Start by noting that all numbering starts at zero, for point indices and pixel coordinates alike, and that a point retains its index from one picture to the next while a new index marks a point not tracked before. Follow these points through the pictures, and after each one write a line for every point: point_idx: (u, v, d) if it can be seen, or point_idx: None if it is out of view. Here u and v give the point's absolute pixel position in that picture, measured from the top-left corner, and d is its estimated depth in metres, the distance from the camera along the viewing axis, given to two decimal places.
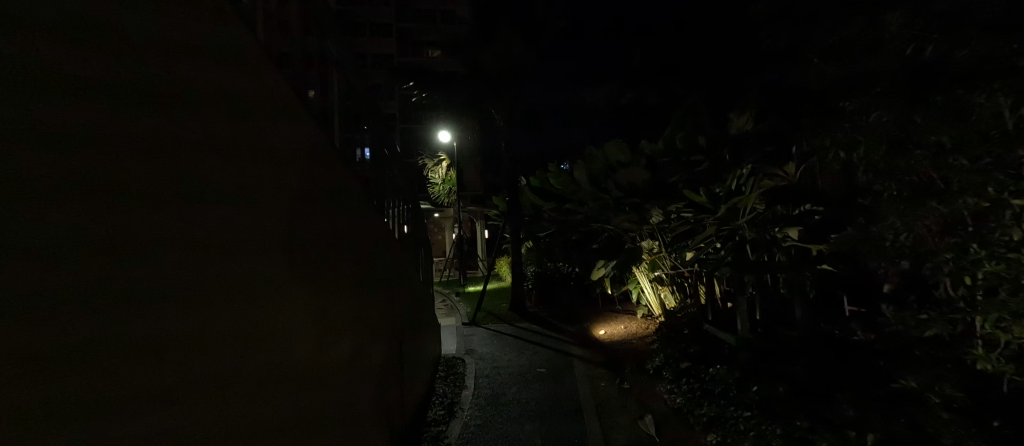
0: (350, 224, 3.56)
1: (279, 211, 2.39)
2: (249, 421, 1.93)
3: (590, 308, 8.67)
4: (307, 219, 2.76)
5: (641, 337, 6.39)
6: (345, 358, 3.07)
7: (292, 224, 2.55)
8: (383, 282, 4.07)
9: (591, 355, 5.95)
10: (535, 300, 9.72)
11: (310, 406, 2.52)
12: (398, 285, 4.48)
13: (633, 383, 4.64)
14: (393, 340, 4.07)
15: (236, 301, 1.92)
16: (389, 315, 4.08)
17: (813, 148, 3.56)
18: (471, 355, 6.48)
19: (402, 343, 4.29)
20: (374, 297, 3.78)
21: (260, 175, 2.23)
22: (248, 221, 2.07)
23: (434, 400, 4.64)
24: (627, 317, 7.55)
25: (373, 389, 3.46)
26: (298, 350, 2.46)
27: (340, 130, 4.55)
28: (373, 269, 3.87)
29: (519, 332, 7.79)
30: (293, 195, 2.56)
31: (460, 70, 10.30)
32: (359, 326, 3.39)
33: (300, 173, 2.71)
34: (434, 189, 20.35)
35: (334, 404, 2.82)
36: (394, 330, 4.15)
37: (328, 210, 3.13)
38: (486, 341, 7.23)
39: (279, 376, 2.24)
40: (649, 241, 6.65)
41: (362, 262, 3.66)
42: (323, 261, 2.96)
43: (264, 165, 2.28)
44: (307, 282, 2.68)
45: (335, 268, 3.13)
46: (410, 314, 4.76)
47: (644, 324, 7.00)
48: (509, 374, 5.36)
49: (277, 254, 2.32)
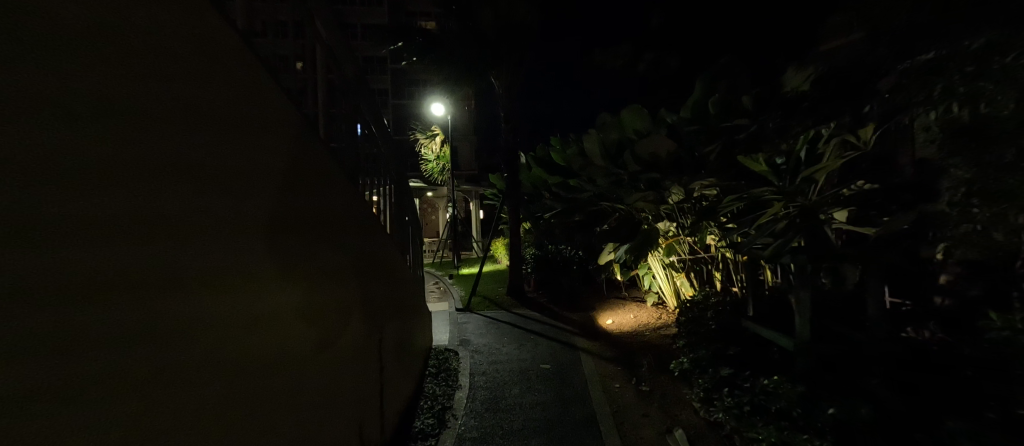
0: (334, 195, 2.83)
1: (215, 120, 1.64)
2: (161, 406, 1.27)
3: (593, 294, 8.06)
4: (273, 182, 2.05)
5: (654, 329, 5.80)
6: (316, 348, 2.34)
7: (251, 187, 1.85)
8: (366, 267, 3.34)
9: (600, 349, 5.33)
10: (534, 285, 9.06)
11: (264, 387, 1.80)
12: (383, 270, 3.77)
13: (653, 385, 4.04)
14: (375, 334, 3.36)
15: (128, 229, 1.22)
16: (373, 307, 3.39)
17: (906, 109, 2.82)
18: (466, 347, 5.81)
19: (386, 337, 3.59)
20: (358, 286, 3.10)
21: (202, 115, 1.57)
22: (176, 178, 1.42)
23: (423, 404, 3.97)
24: (636, 306, 6.96)
25: (350, 400, 2.76)
26: (263, 352, 1.83)
27: (309, 84, 3.70)
28: (357, 252, 3.17)
29: (517, 319, 7.16)
30: (239, 128, 1.79)
31: (455, 30, 9.24)
32: (341, 319, 2.73)
33: (265, 122, 2.01)
34: (427, 167, 19.37)
35: (299, 410, 2.08)
36: (379, 325, 3.46)
37: (304, 174, 2.41)
38: (481, 330, 6.57)
39: (212, 344, 1.51)
40: (665, 223, 6.02)
41: (345, 242, 2.96)
42: (298, 239, 2.27)
43: (207, 102, 1.60)
44: (275, 265, 2.01)
45: (312, 249, 2.45)
46: (398, 304, 4.07)
47: (655, 314, 6.40)
48: (509, 372, 4.72)
49: (225, 226, 1.65)
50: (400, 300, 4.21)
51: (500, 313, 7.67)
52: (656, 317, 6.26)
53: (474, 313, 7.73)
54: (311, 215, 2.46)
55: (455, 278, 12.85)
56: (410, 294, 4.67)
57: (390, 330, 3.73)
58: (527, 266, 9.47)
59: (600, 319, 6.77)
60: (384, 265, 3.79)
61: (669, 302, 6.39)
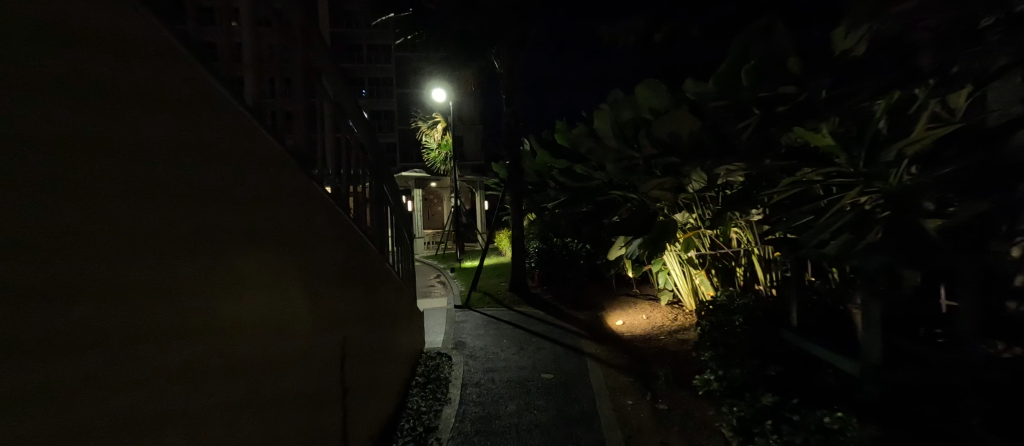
0: (286, 187, 2.29)
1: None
2: None
3: (601, 291, 7.47)
4: (171, 166, 1.45)
5: (669, 332, 5.20)
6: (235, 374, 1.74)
7: (139, 171, 1.32)
8: (330, 271, 2.79)
9: (609, 356, 4.75)
10: (537, 280, 8.48)
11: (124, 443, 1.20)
12: (354, 272, 3.22)
13: (672, 403, 3.46)
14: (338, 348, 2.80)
15: None
16: (338, 317, 2.86)
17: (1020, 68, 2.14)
18: (461, 350, 5.27)
19: (355, 349, 3.05)
20: (315, 294, 2.57)
21: (34, 57, 1.02)
22: None
23: (403, 426, 3.44)
24: (647, 304, 6.36)
25: (295, 436, 2.23)
26: (153, 395, 1.31)
27: (266, 51, 3.10)
28: (317, 254, 2.64)
29: (519, 319, 6.60)
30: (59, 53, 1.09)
31: None
32: (287, 338, 2.21)
33: (168, 86, 1.47)
34: (429, 156, 18.74)
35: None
36: (345, 338, 2.93)
37: (238, 157, 1.86)
38: (479, 331, 6.03)
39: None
40: (684, 214, 5.39)
41: (299, 243, 2.42)
42: (225, 242, 1.73)
43: (10, 21, 0.98)
44: (186, 277, 1.49)
45: (250, 252, 1.92)
46: (375, 309, 3.53)
47: (670, 315, 5.81)
48: (506, 383, 4.18)
49: (47, 226, 1.02)
50: (379, 304, 3.67)
51: (501, 311, 7.12)
52: (671, 318, 5.67)
53: (473, 311, 7.19)
54: (250, 210, 1.93)
55: (456, 271, 12.31)
56: (395, 294, 4.14)
57: (362, 342, 3.20)
58: (530, 260, 8.89)
59: (609, 319, 6.17)
60: (356, 267, 3.26)
61: (686, 301, 5.79)
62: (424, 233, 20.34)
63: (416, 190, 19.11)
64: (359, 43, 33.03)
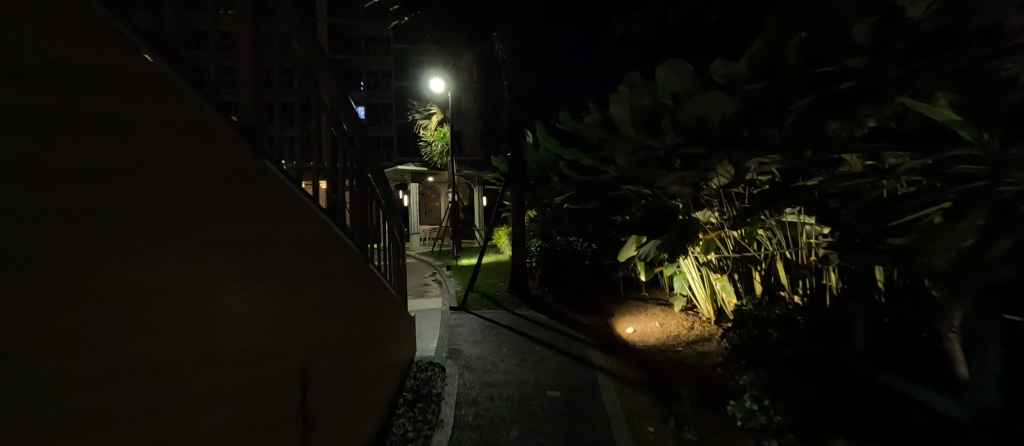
0: (240, 176, 1.84)
1: None
2: None
3: (607, 294, 6.94)
4: None
5: (686, 342, 4.70)
6: None
7: None
8: (289, 278, 2.21)
9: (622, 369, 4.25)
10: (538, 280, 7.96)
11: None
12: (326, 277, 2.65)
13: (701, 432, 2.97)
14: (297, 378, 2.22)
15: None
16: (315, 331, 2.44)
17: None
18: (455, 360, 4.75)
19: (319, 374, 2.47)
20: (286, 307, 2.16)
21: None
22: None
23: None
24: (660, 310, 5.83)
25: None
26: None
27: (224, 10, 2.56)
28: (286, 258, 2.19)
29: (520, 323, 6.09)
30: None
31: None
32: (248, 364, 1.81)
33: None
34: (427, 149, 18.14)
35: None
36: (321, 355, 2.51)
37: (161, 140, 1.44)
38: (475, 337, 5.51)
39: None
40: (704, 212, 4.88)
41: (264, 246, 1.99)
42: (141, 249, 1.31)
43: None
44: (62, 304, 1.08)
45: (188, 261, 1.51)
46: (358, 317, 3.09)
47: (686, 323, 5.27)
48: (505, 403, 3.65)
49: None
50: (365, 312, 3.23)
51: (500, 314, 6.60)
52: (688, 327, 5.14)
53: (470, 314, 6.67)
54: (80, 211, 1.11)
55: (453, 269, 11.79)
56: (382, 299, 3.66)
57: (343, 357, 2.79)
58: (532, 259, 8.35)
59: (618, 325, 5.67)
60: (337, 271, 2.80)
61: (703, 308, 5.29)
62: (420, 229, 19.80)
63: (413, 184, 18.54)
64: (357, 34, 32.32)
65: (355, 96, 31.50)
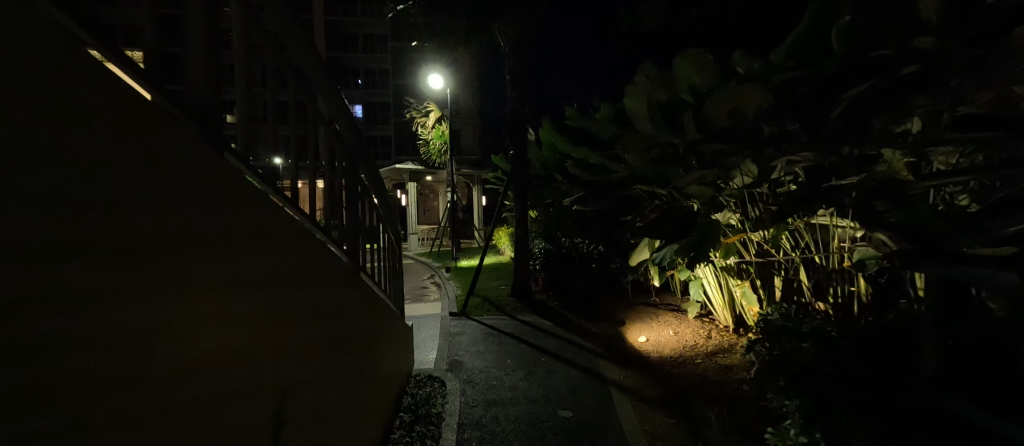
0: (217, 188, 1.55)
1: None
2: None
3: (615, 299, 6.61)
4: None
5: (705, 354, 4.36)
6: None
7: None
8: (259, 294, 1.80)
9: (638, 386, 3.90)
10: (542, 284, 7.61)
11: None
12: (306, 290, 2.25)
13: None
14: (269, 417, 1.81)
15: None
16: (302, 358, 2.16)
17: None
18: (456, 373, 4.39)
19: (298, 407, 2.08)
20: (270, 335, 1.88)
21: None
22: None
23: None
24: (673, 317, 5.49)
25: None
26: None
27: None
28: (270, 278, 1.90)
29: (524, 331, 5.73)
30: None
31: None
32: (231, 411, 1.55)
33: None
34: (426, 148, 17.76)
35: None
36: (310, 384, 2.23)
37: (125, 151, 1.17)
38: (477, 346, 5.17)
39: None
40: (724, 212, 4.56)
41: (247, 268, 1.71)
42: (85, 286, 1.00)
43: None
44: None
45: (162, 301, 1.24)
46: (352, 337, 2.80)
47: (702, 332, 4.93)
48: (514, 426, 3.31)
49: None
50: (358, 330, 2.93)
51: (503, 321, 6.25)
52: (705, 336, 4.81)
53: (471, 321, 6.32)
54: None
55: (453, 271, 11.44)
56: (378, 313, 3.34)
57: (335, 383, 2.51)
58: (534, 261, 8.01)
59: (628, 333, 5.31)
60: (327, 287, 2.50)
61: (720, 315, 4.95)
62: (418, 228, 19.45)
63: (411, 183, 18.15)
64: (354, 31, 31.81)
65: (351, 94, 31.02)
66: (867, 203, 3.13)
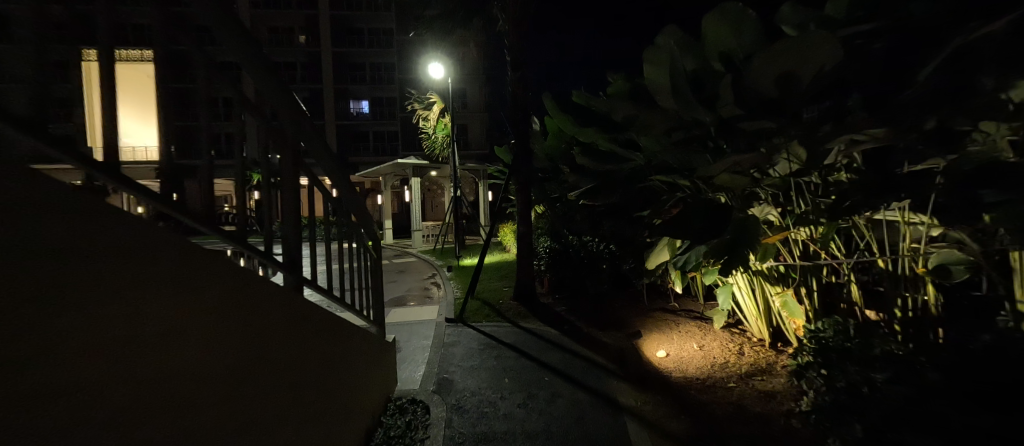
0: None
1: None
2: None
3: (628, 305, 5.94)
4: None
5: (738, 374, 3.67)
6: None
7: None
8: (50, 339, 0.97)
9: (660, 416, 3.25)
10: (547, 286, 6.98)
11: None
12: (193, 330, 1.47)
13: None
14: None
15: None
16: (235, 403, 1.71)
17: None
18: (443, 396, 3.77)
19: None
20: (192, 378, 1.44)
21: None
22: None
23: None
24: (696, 327, 4.79)
25: None
26: None
27: None
28: (190, 306, 1.46)
29: (526, 342, 5.10)
30: None
31: None
32: None
33: None
34: (429, 141, 17.18)
35: None
36: (243, 438, 1.75)
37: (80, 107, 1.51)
38: (471, 361, 4.55)
39: None
40: (761, 206, 3.83)
41: (144, 296, 1.26)
42: None
43: None
44: None
45: None
46: (305, 369, 2.33)
47: (733, 346, 4.23)
48: None
49: None
50: (313, 361, 2.45)
51: (503, 329, 5.63)
52: (737, 351, 4.10)
53: (468, 328, 5.71)
54: None
55: (454, 270, 10.86)
56: (344, 337, 2.84)
57: (279, 429, 2.06)
58: (539, 261, 7.36)
59: (645, 345, 4.62)
60: (270, 311, 2.03)
61: (753, 327, 4.24)
62: (423, 224, 18.92)
63: (414, 178, 17.61)
64: (360, 26, 31.35)
65: (357, 89, 30.62)
66: (964, 199, 2.41)
